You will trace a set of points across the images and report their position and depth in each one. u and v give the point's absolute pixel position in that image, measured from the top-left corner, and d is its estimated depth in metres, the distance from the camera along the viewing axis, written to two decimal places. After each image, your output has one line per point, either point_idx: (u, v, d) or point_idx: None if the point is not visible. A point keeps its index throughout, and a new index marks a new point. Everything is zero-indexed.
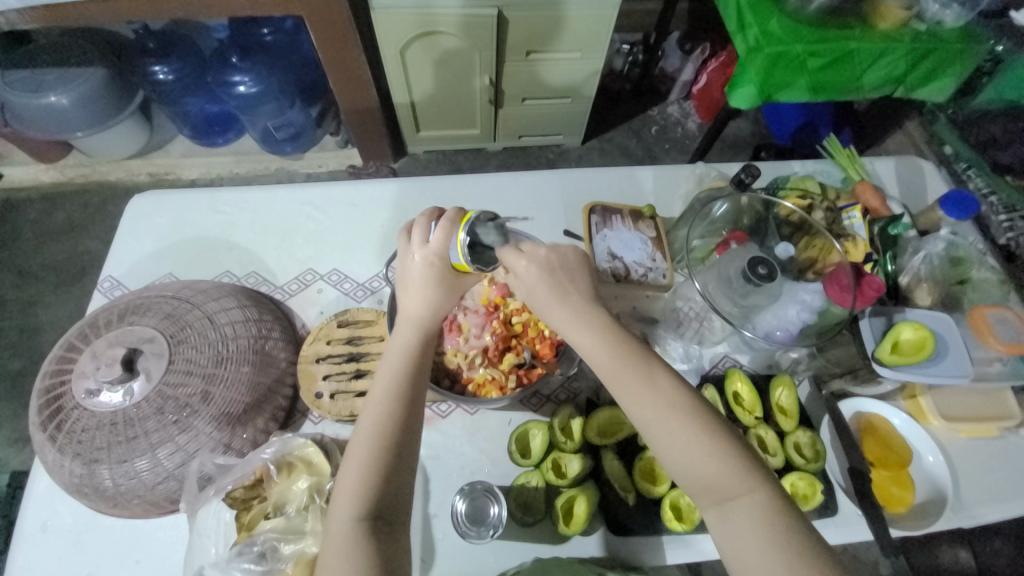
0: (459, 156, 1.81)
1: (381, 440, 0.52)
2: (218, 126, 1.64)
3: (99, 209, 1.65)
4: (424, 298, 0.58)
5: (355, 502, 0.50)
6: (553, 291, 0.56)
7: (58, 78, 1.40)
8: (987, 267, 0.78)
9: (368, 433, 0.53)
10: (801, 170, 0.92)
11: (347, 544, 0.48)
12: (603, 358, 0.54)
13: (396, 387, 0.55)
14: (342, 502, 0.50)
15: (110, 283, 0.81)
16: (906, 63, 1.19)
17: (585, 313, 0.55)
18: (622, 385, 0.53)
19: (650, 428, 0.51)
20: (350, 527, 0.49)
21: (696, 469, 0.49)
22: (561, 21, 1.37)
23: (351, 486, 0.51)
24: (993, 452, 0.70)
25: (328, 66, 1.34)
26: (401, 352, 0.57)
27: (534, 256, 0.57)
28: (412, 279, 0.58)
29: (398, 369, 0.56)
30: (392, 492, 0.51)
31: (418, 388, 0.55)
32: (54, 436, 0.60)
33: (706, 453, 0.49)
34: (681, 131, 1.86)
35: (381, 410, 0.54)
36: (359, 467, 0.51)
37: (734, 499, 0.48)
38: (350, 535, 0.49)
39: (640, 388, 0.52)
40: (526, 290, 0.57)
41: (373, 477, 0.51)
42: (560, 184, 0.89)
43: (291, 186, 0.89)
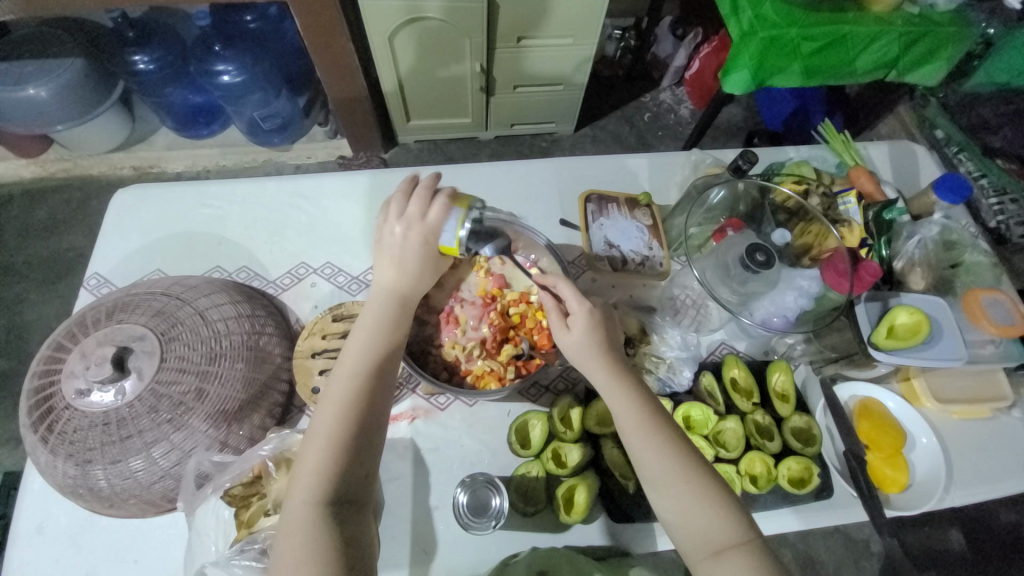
0: (451, 145, 1.78)
1: (345, 417, 0.54)
2: (202, 117, 1.60)
3: (82, 204, 1.61)
4: (399, 273, 0.61)
5: (316, 479, 0.51)
6: (596, 353, 0.58)
7: (37, 68, 1.36)
8: (980, 251, 0.79)
9: (332, 409, 0.54)
10: (796, 156, 0.91)
11: (306, 521, 0.49)
12: (621, 405, 0.56)
13: (364, 366, 0.57)
14: (302, 480, 0.51)
15: (97, 280, 0.79)
16: (900, 46, 1.18)
17: (616, 371, 0.58)
18: (640, 433, 0.55)
19: (658, 479, 0.53)
20: (306, 504, 0.50)
21: (696, 520, 0.51)
22: (548, 6, 1.35)
23: (313, 462, 0.51)
24: (984, 432, 0.71)
25: (316, 55, 1.30)
26: (371, 332, 0.58)
27: (587, 318, 0.59)
28: (389, 253, 0.61)
29: (368, 347, 0.58)
30: (354, 470, 0.52)
31: (386, 367, 0.58)
32: (45, 437, 0.59)
33: (708, 506, 0.52)
34: (674, 117, 1.85)
35: (348, 389, 0.55)
36: (322, 442, 0.52)
37: (730, 550, 0.50)
38: (307, 510, 0.49)
39: (656, 438, 0.54)
40: (569, 351, 0.59)
41: (335, 452, 0.52)
42: (555, 172, 0.88)
43: (281, 178, 0.87)
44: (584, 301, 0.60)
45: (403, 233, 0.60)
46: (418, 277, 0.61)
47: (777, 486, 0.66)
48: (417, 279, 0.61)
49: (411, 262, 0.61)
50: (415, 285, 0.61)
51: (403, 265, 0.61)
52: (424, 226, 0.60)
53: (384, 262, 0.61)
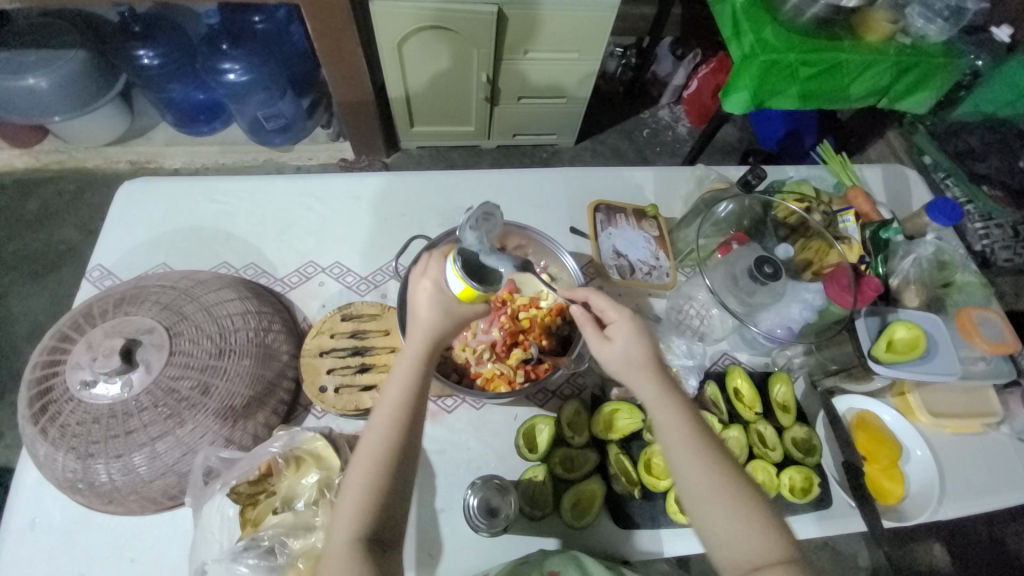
0: (452, 153, 1.80)
1: (385, 452, 0.51)
2: (203, 114, 1.58)
3: (76, 197, 1.58)
4: (433, 317, 0.59)
5: (358, 518, 0.49)
6: (645, 368, 0.56)
7: (39, 59, 1.34)
8: (971, 271, 0.82)
9: (372, 445, 0.52)
10: (795, 175, 0.94)
11: (344, 563, 0.47)
12: (669, 421, 0.53)
13: (403, 404, 0.54)
14: (342, 518, 0.49)
15: (99, 272, 0.78)
16: (891, 75, 1.24)
17: (664, 386, 0.55)
18: (690, 452, 0.52)
19: (707, 499, 0.49)
20: (349, 545, 0.47)
21: (744, 541, 0.48)
22: (536, 21, 1.38)
23: (352, 500, 0.49)
24: (975, 446, 0.74)
25: (323, 58, 1.31)
26: (409, 374, 0.56)
27: (630, 327, 0.58)
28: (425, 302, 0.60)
29: (406, 388, 0.55)
30: (393, 509, 0.50)
31: (424, 405, 0.55)
32: (46, 430, 0.58)
33: (755, 527, 0.48)
34: (672, 134, 1.89)
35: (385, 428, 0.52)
36: (361, 479, 0.50)
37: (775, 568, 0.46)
38: (348, 552, 0.47)
39: (707, 457, 0.51)
40: (609, 363, 0.58)
41: (375, 488, 0.50)
42: (563, 181, 0.89)
43: (291, 176, 0.87)
44: (624, 310, 0.60)
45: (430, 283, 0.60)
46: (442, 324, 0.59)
47: (779, 495, 0.67)
48: (442, 324, 0.59)
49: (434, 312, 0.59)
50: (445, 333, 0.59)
51: (432, 310, 0.59)
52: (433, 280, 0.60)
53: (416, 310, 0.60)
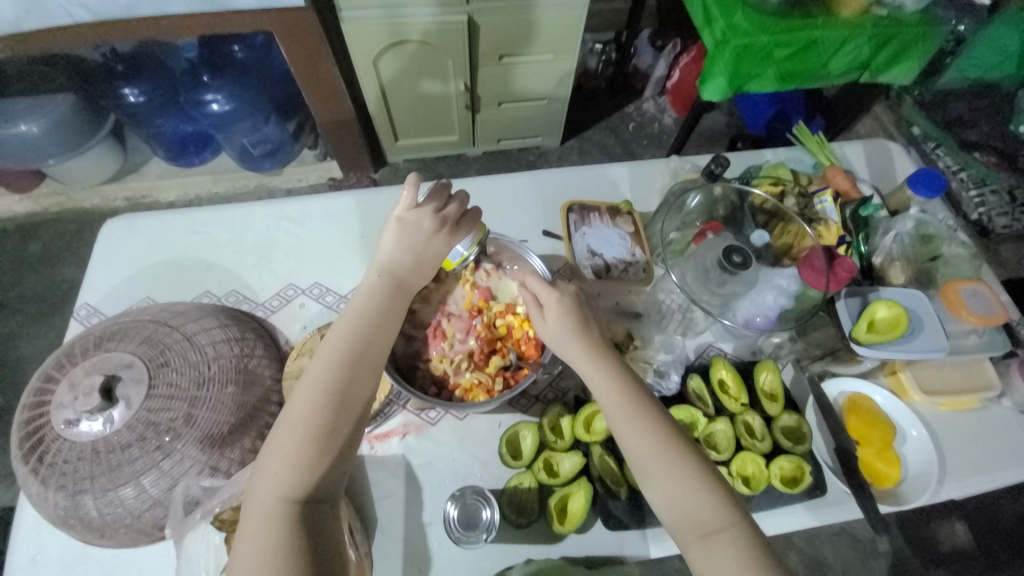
0: (439, 163, 1.81)
1: (322, 406, 0.52)
2: (193, 145, 1.62)
3: (75, 236, 1.62)
4: (407, 258, 0.61)
5: (290, 474, 0.50)
6: (576, 337, 0.58)
7: (28, 106, 1.38)
8: (958, 242, 0.80)
9: (310, 397, 0.53)
10: (773, 158, 0.93)
11: (271, 516, 0.48)
12: (612, 399, 0.55)
13: (345, 357, 0.55)
14: (273, 475, 0.50)
15: (86, 310, 0.80)
16: (870, 48, 1.21)
17: (602, 358, 0.57)
18: (632, 427, 0.53)
19: (652, 463, 0.52)
20: (279, 501, 0.48)
21: (689, 507, 0.50)
22: (530, 23, 1.38)
23: (284, 456, 0.50)
24: (974, 422, 0.72)
25: (301, 81, 1.33)
26: (354, 326, 0.57)
27: (560, 306, 0.59)
28: (406, 238, 0.62)
29: (349, 341, 0.56)
30: (329, 465, 0.51)
31: (369, 358, 0.56)
32: (36, 469, 0.59)
33: (695, 489, 0.50)
34: (658, 126, 1.88)
35: (325, 382, 0.53)
36: (295, 435, 0.51)
37: (716, 535, 0.49)
38: (277, 508, 0.48)
39: (643, 430, 0.53)
40: (547, 340, 0.59)
41: (310, 443, 0.51)
42: (538, 184, 0.89)
43: (269, 201, 0.88)
44: (554, 290, 0.60)
45: (433, 225, 0.63)
46: (419, 265, 0.62)
47: (770, 486, 0.66)
48: (417, 266, 0.62)
49: (426, 255, 0.62)
50: (415, 273, 0.62)
51: (415, 250, 0.62)
52: (453, 231, 0.64)
53: (394, 241, 0.62)
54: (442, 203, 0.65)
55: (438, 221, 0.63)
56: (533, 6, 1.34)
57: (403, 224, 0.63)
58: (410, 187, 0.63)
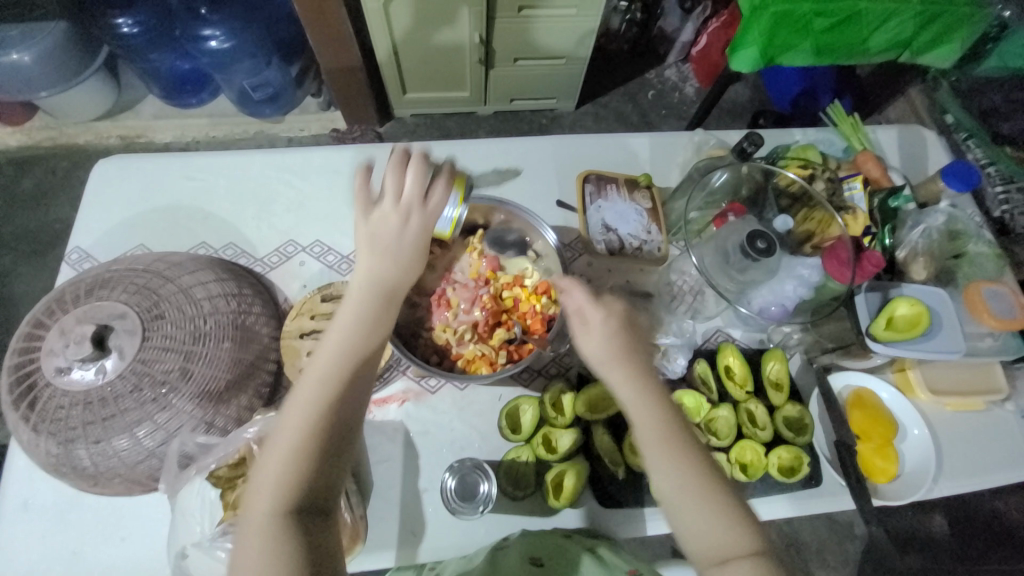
0: (448, 120, 1.73)
1: (317, 416, 0.46)
2: (190, 85, 1.54)
3: (68, 174, 1.56)
4: (387, 257, 0.52)
5: (282, 492, 0.43)
6: (620, 358, 0.49)
7: (20, 33, 1.32)
8: (985, 241, 0.77)
9: (303, 406, 0.46)
10: (802, 139, 0.88)
11: (270, 544, 0.42)
12: (659, 431, 0.47)
13: (344, 361, 0.48)
14: (265, 491, 0.44)
15: (78, 254, 0.77)
16: (915, 26, 1.11)
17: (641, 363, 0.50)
18: (683, 463, 0.47)
19: (691, 488, 0.46)
20: (276, 527, 0.42)
21: (721, 535, 0.45)
22: None
23: (275, 471, 0.44)
24: (976, 424, 0.71)
25: (305, 22, 1.24)
26: (350, 326, 0.49)
27: (604, 324, 0.50)
28: (378, 231, 0.52)
29: (347, 344, 0.49)
30: (325, 480, 0.45)
31: (368, 362, 0.49)
32: (27, 415, 0.58)
33: (725, 515, 0.45)
34: (678, 96, 1.80)
35: (318, 390, 0.47)
36: (289, 448, 0.45)
37: (744, 568, 0.43)
38: (275, 534, 0.42)
39: (679, 452, 0.47)
40: (590, 361, 0.50)
41: (304, 458, 0.44)
42: (553, 151, 0.85)
43: (269, 150, 0.84)
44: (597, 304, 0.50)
45: (408, 215, 0.53)
46: (395, 253, 0.52)
47: (766, 474, 0.66)
48: (394, 257, 0.52)
49: (402, 248, 0.52)
50: (393, 266, 0.52)
51: (391, 244, 0.52)
52: (424, 213, 0.54)
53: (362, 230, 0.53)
54: (400, 179, 0.54)
55: (406, 203, 0.53)
56: None
57: (367, 213, 0.53)
58: (363, 173, 0.54)
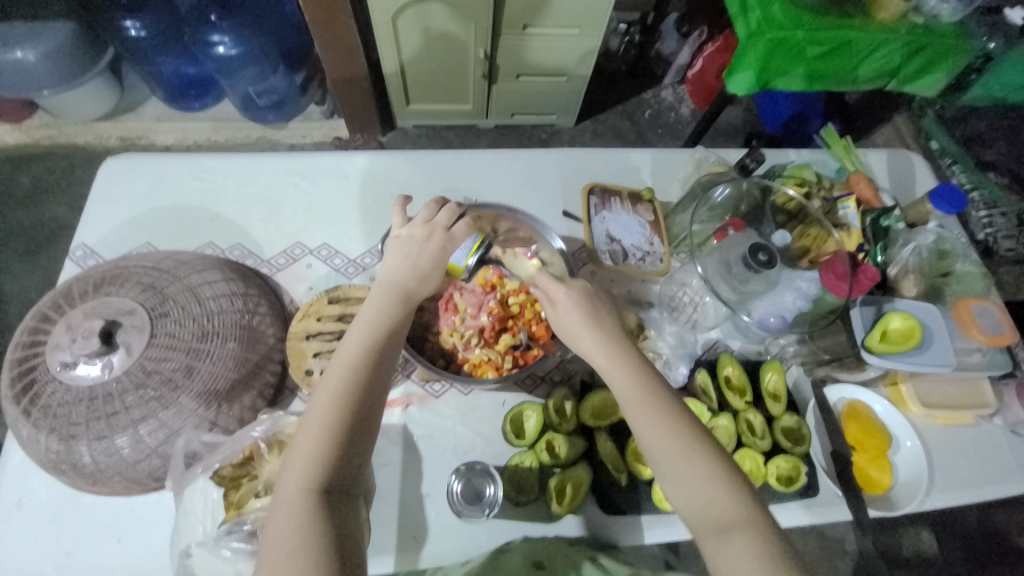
0: (449, 132, 1.76)
1: (342, 400, 0.51)
2: (194, 89, 1.55)
3: (66, 173, 1.55)
4: (407, 270, 0.59)
5: (312, 466, 0.48)
6: (587, 324, 0.57)
7: (26, 32, 1.31)
8: (971, 261, 0.81)
9: (328, 393, 0.51)
10: (797, 159, 0.92)
11: (299, 510, 0.46)
12: (626, 391, 0.54)
13: (366, 353, 0.54)
14: (294, 469, 0.48)
15: (83, 251, 0.77)
16: (902, 56, 1.19)
17: (618, 350, 0.56)
18: (648, 420, 0.53)
19: (668, 458, 0.51)
20: (303, 496, 0.47)
21: (701, 501, 0.50)
22: None
23: (305, 448, 0.49)
24: (967, 437, 0.73)
25: (314, 32, 1.27)
26: (371, 325, 0.56)
27: (570, 297, 0.59)
28: (402, 251, 0.60)
29: (368, 338, 0.55)
30: (348, 458, 0.49)
31: (387, 356, 0.55)
32: (27, 411, 0.57)
33: (714, 483, 0.50)
34: (674, 115, 1.85)
35: (343, 377, 0.52)
36: (317, 428, 0.49)
37: (730, 529, 0.48)
38: (302, 501, 0.46)
39: (655, 411, 0.53)
40: (561, 332, 0.58)
41: (331, 436, 0.49)
42: (559, 163, 0.87)
43: (279, 154, 0.85)
44: (563, 285, 0.60)
45: (429, 236, 0.61)
46: (421, 276, 0.59)
47: (765, 483, 0.67)
48: (421, 277, 0.59)
49: (422, 262, 0.60)
50: (420, 285, 0.59)
51: (412, 259, 0.60)
52: (446, 236, 0.61)
53: (394, 263, 0.60)
54: (431, 212, 0.63)
55: (428, 230, 0.61)
56: None
57: (399, 244, 0.61)
58: (398, 209, 0.64)
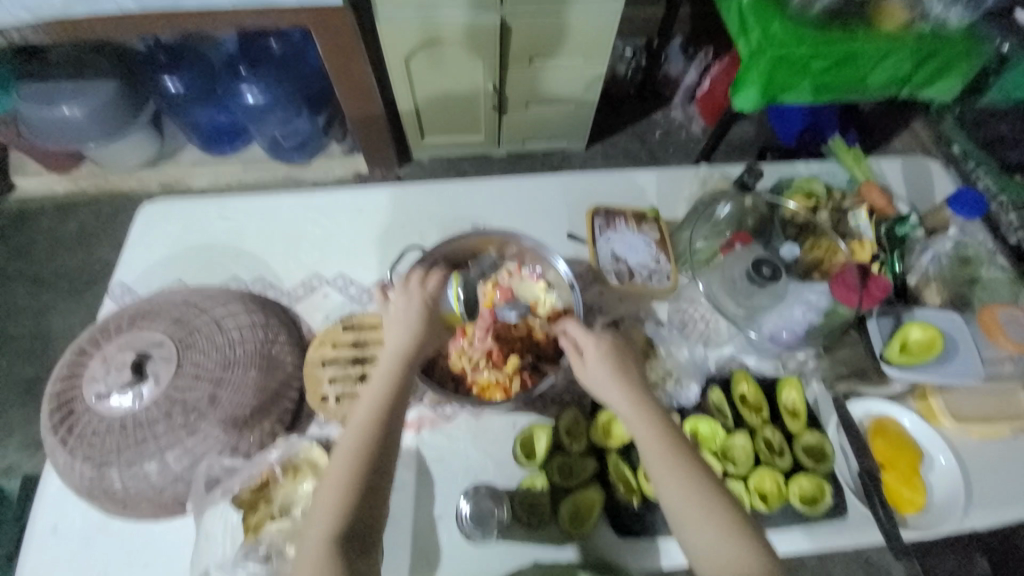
0: (463, 162, 1.82)
1: (357, 460, 0.54)
2: (226, 136, 1.66)
3: (111, 218, 1.68)
4: (405, 334, 0.63)
5: (332, 517, 0.52)
6: (612, 379, 0.58)
7: (72, 90, 1.43)
8: (997, 267, 0.78)
9: (345, 451, 0.55)
10: (806, 171, 0.91)
11: (320, 559, 0.50)
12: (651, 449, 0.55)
13: (378, 413, 0.57)
14: (317, 519, 0.52)
15: (121, 289, 0.83)
16: (912, 62, 1.17)
17: (644, 406, 0.57)
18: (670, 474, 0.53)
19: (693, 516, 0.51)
20: (322, 546, 0.50)
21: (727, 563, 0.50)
22: (564, 28, 1.38)
23: (328, 499, 0.53)
24: (1009, 453, 0.69)
25: (334, 76, 1.35)
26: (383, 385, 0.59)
27: (600, 350, 0.59)
28: (398, 316, 0.65)
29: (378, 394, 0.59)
30: (365, 505, 0.53)
31: (398, 413, 0.58)
32: (65, 440, 0.61)
33: (736, 543, 0.50)
34: (685, 134, 1.86)
35: (356, 440, 0.56)
36: (336, 481, 0.53)
37: None
38: (322, 552, 0.50)
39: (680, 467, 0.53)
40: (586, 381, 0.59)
41: (348, 487, 0.53)
42: (564, 186, 0.89)
43: (298, 191, 0.90)
44: (596, 336, 0.61)
45: (417, 298, 0.65)
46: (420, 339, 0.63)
47: (787, 504, 0.65)
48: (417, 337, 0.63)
49: (419, 326, 0.64)
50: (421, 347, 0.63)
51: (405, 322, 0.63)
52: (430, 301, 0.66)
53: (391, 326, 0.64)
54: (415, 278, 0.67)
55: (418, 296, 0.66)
56: (568, 10, 1.34)
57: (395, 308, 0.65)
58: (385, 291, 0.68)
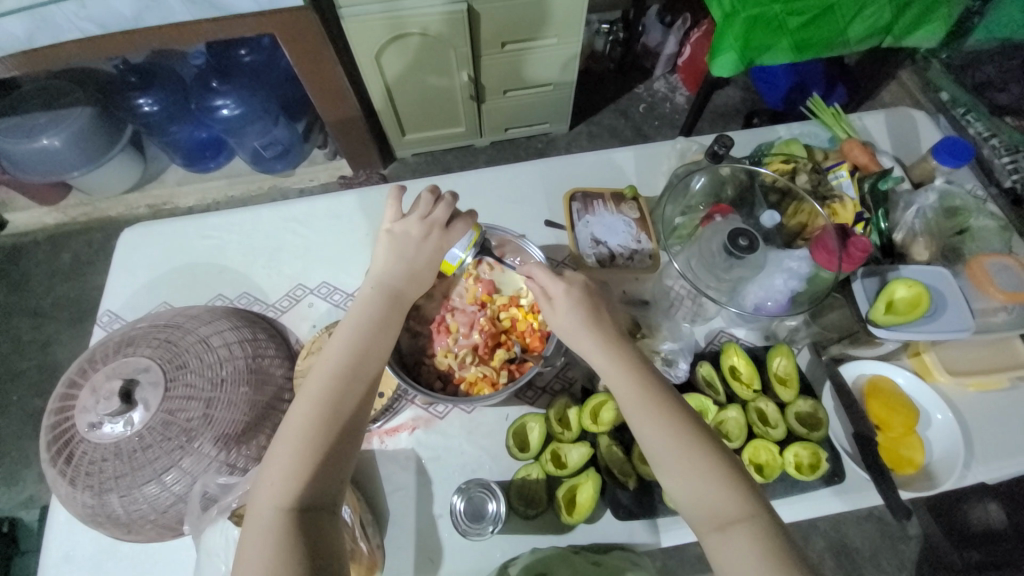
0: (447, 155, 1.80)
1: (318, 414, 0.53)
2: (208, 150, 1.66)
3: (103, 245, 1.68)
4: (398, 269, 0.61)
5: (286, 483, 0.50)
6: (588, 332, 0.57)
7: (48, 120, 1.43)
8: (987, 214, 0.76)
9: (306, 412, 0.53)
10: (786, 134, 0.89)
11: (273, 525, 0.48)
12: (629, 396, 0.53)
13: (340, 368, 0.55)
14: (270, 486, 0.50)
15: (108, 316, 0.83)
16: (892, 10, 1.14)
17: (622, 354, 0.56)
18: (647, 419, 0.52)
19: (670, 462, 0.50)
20: (275, 512, 0.49)
21: (706, 502, 0.49)
22: (533, 8, 1.35)
23: (281, 465, 0.51)
24: (1007, 403, 0.68)
25: (306, 81, 1.34)
26: (350, 343, 0.56)
27: (568, 300, 0.58)
28: (397, 248, 0.62)
29: (344, 350, 0.56)
30: (324, 469, 0.51)
31: (362, 369, 0.56)
32: (64, 471, 0.63)
33: (719, 485, 0.49)
34: (669, 106, 1.83)
35: (316, 402, 0.53)
36: (293, 442, 0.51)
37: (737, 529, 0.47)
38: (275, 517, 0.48)
39: (660, 414, 0.52)
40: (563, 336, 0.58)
41: (305, 451, 0.51)
42: (541, 173, 0.88)
43: (276, 203, 0.90)
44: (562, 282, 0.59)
45: (418, 225, 0.63)
46: (412, 273, 0.62)
47: (784, 473, 0.64)
48: (411, 276, 0.61)
49: (418, 261, 0.62)
50: (410, 283, 0.61)
51: (407, 258, 0.62)
52: (444, 234, 0.64)
53: (385, 257, 0.62)
54: (428, 206, 0.64)
55: (427, 227, 0.63)
56: None
57: (391, 237, 0.63)
58: (394, 200, 0.65)
